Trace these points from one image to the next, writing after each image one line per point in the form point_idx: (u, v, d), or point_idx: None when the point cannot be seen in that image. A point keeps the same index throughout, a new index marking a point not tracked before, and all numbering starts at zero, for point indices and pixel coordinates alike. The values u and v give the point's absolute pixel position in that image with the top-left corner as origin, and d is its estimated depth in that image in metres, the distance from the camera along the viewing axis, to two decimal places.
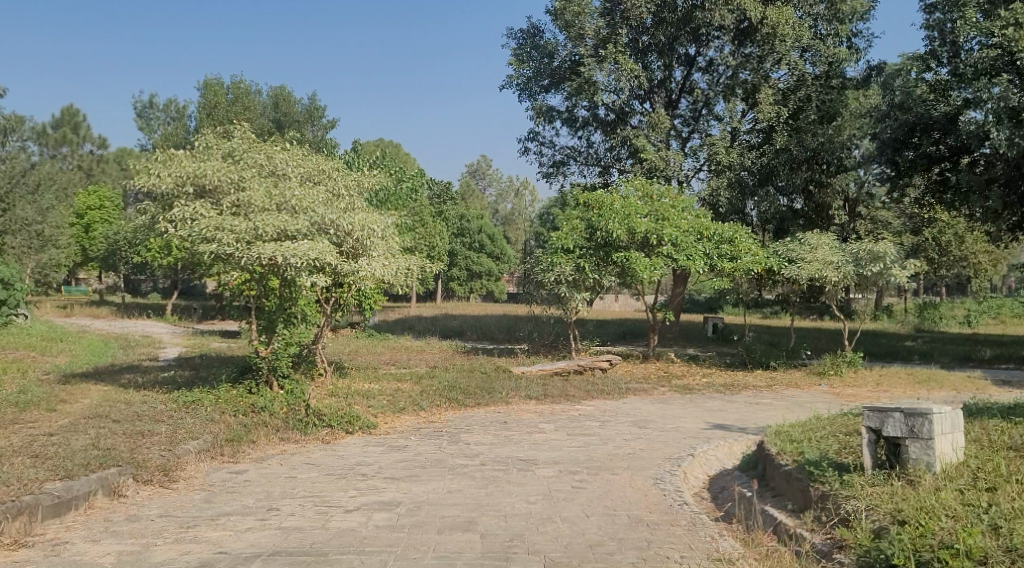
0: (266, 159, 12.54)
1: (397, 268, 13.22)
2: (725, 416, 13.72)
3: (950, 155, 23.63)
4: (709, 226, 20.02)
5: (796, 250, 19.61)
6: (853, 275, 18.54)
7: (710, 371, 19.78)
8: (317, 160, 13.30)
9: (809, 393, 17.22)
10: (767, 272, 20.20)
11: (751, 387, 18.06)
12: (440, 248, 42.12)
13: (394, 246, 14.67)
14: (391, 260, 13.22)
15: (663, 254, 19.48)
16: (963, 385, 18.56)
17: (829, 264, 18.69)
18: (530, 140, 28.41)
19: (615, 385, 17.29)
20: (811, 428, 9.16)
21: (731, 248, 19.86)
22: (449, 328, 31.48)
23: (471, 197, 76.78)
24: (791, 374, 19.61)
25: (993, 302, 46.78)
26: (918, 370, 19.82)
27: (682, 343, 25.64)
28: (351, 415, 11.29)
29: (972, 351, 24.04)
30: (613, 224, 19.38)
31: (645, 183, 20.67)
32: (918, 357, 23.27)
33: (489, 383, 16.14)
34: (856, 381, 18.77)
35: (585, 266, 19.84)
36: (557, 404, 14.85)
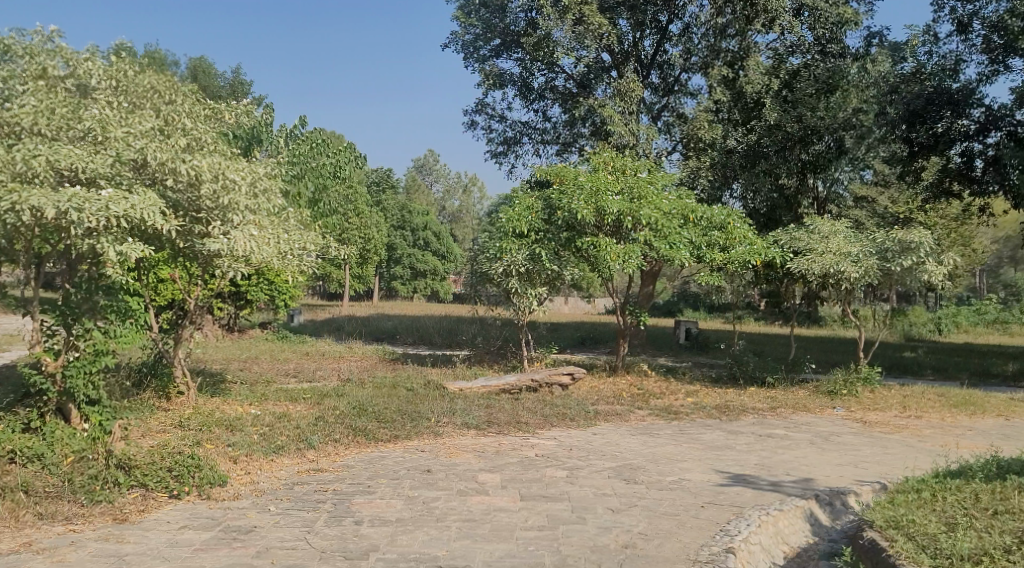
0: (65, 63, 9.61)
1: (270, 244, 10.67)
2: (740, 459, 9.97)
3: (975, 131, 20.49)
4: (696, 207, 16.06)
5: (803, 239, 15.94)
6: (877, 272, 15.02)
7: (695, 389, 16.01)
8: (146, 77, 10.24)
9: (827, 421, 13.60)
10: (764, 269, 16.58)
11: (750, 411, 14.32)
12: (378, 241, 37.95)
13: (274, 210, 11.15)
14: (265, 233, 10.73)
15: (640, 241, 15.54)
16: (1007, 412, 15.16)
17: (846, 257, 15.19)
18: (477, 113, 24.48)
19: (580, 408, 13.32)
20: (958, 532, 6.31)
21: (722, 235, 16.05)
22: (382, 330, 27.24)
23: (415, 192, 72.49)
24: (795, 394, 15.95)
25: (958, 310, 44.15)
26: (946, 390, 16.34)
27: (651, 351, 21.93)
28: (179, 469, 7.44)
29: (986, 372, 20.83)
30: (576, 201, 15.37)
31: (615, 157, 16.80)
32: (930, 374, 19.80)
33: (414, 406, 12.01)
34: (876, 404, 15.23)
35: (541, 254, 15.85)
36: (506, 437, 10.97)
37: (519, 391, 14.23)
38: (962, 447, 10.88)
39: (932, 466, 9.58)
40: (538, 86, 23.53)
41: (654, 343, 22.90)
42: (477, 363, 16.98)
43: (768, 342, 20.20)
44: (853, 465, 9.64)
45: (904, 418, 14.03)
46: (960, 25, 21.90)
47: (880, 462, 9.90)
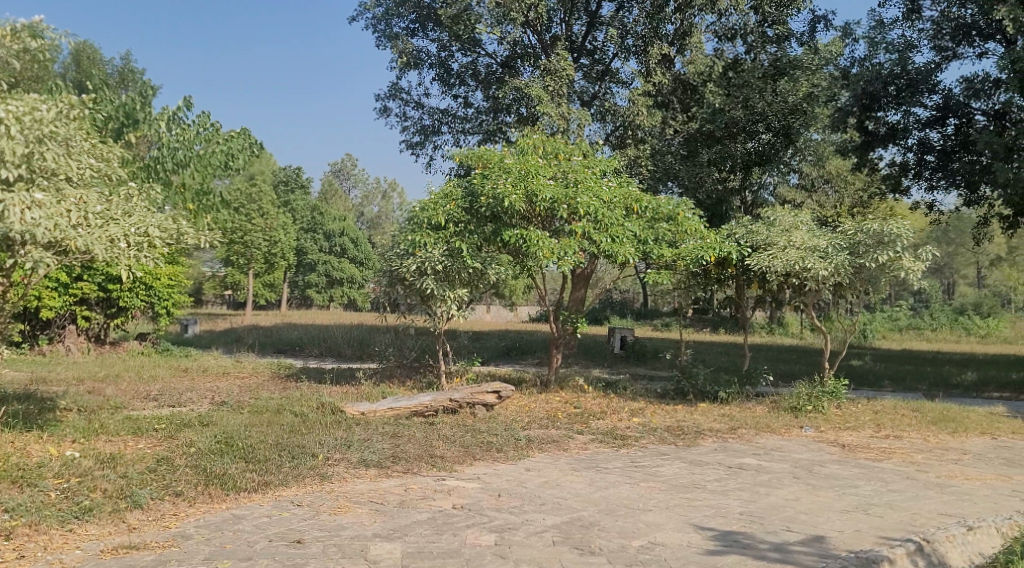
0: None
1: (77, 212, 8.55)
2: (719, 504, 7.77)
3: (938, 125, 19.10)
4: (640, 196, 13.86)
5: (760, 231, 13.88)
6: (847, 270, 13.16)
7: (642, 406, 13.86)
8: None
9: (800, 446, 11.59)
10: (715, 267, 14.51)
11: (710, 433, 12.17)
12: (287, 245, 34.80)
13: (93, 171, 9.13)
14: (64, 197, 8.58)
15: (579, 234, 13.25)
16: (992, 430, 13.47)
17: (812, 249, 13.30)
18: (390, 98, 21.90)
19: (509, 435, 10.88)
20: None
21: (670, 227, 13.86)
22: (286, 342, 24.28)
23: (333, 198, 69.31)
24: (755, 412, 13.91)
25: (890, 317, 43.41)
26: (920, 405, 14.59)
27: (585, 362, 19.74)
28: None
29: (946, 384, 19.27)
30: (502, 185, 13.00)
31: (547, 140, 14.48)
32: (890, 387, 18.11)
33: (298, 436, 9.40)
34: (849, 423, 13.33)
35: (460, 249, 13.42)
36: (417, 478, 8.53)
37: (434, 413, 11.72)
38: (980, 485, 8.96)
39: (961, 513, 7.59)
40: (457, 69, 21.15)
41: (588, 354, 20.62)
42: (388, 378, 14.40)
43: (717, 358, 18.24)
44: (862, 512, 7.58)
45: (885, 440, 12.27)
46: (911, 8, 20.23)
47: (892, 506, 7.88)
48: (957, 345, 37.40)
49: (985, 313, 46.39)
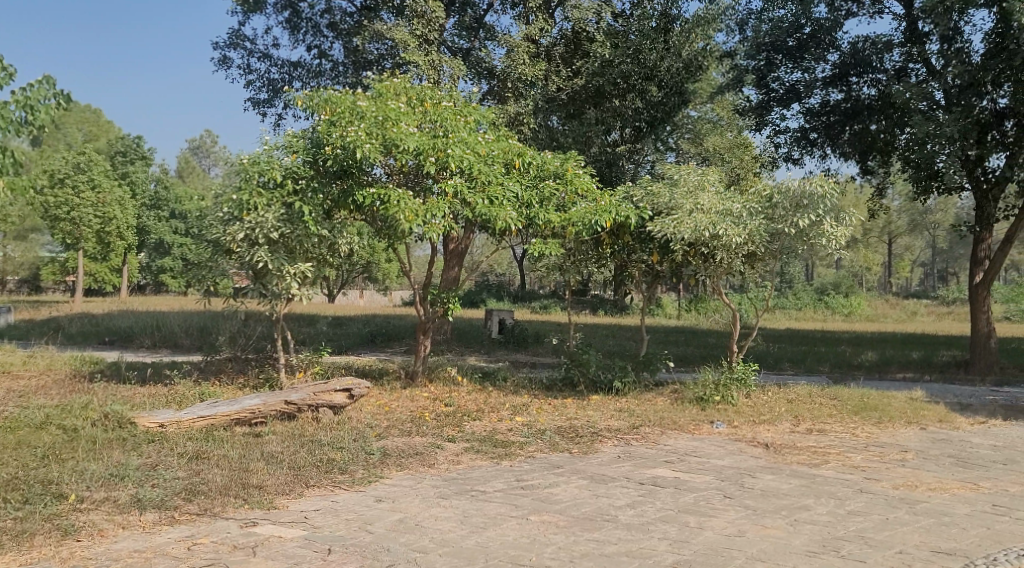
0: None
1: None
2: (644, 552, 5.62)
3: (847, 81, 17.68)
4: (523, 149, 11.67)
5: (663, 193, 11.85)
6: (762, 237, 11.53)
7: (526, 401, 11.67)
8: None
9: (717, 448, 9.64)
10: (610, 235, 12.54)
11: (610, 434, 10.06)
12: (124, 222, 30.93)
13: None
14: None
15: (450, 193, 10.67)
16: (918, 420, 11.95)
17: (727, 214, 11.51)
18: (229, 45, 18.46)
19: (359, 447, 8.37)
20: None
21: (558, 185, 11.56)
22: (112, 331, 20.78)
23: (188, 175, 64.53)
24: (657, 405, 11.89)
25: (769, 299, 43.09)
26: (836, 393, 13.00)
27: (460, 349, 17.42)
28: None
29: (846, 365, 17.92)
30: (355, 131, 10.22)
31: (400, 83, 11.61)
32: (792, 372, 16.65)
33: (48, 466, 6.65)
34: (764, 415, 11.58)
35: (302, 211, 10.39)
36: (216, 524, 5.97)
37: (263, 421, 9.09)
38: (954, 503, 7.18)
39: (962, 552, 5.71)
40: (310, 13, 18.30)
41: (461, 339, 18.22)
42: (214, 372, 11.60)
43: (607, 349, 16.36)
44: (835, 555, 5.59)
45: (810, 437, 10.49)
46: None
47: (865, 544, 5.96)
48: (826, 325, 37.22)
49: (845, 292, 46.96)
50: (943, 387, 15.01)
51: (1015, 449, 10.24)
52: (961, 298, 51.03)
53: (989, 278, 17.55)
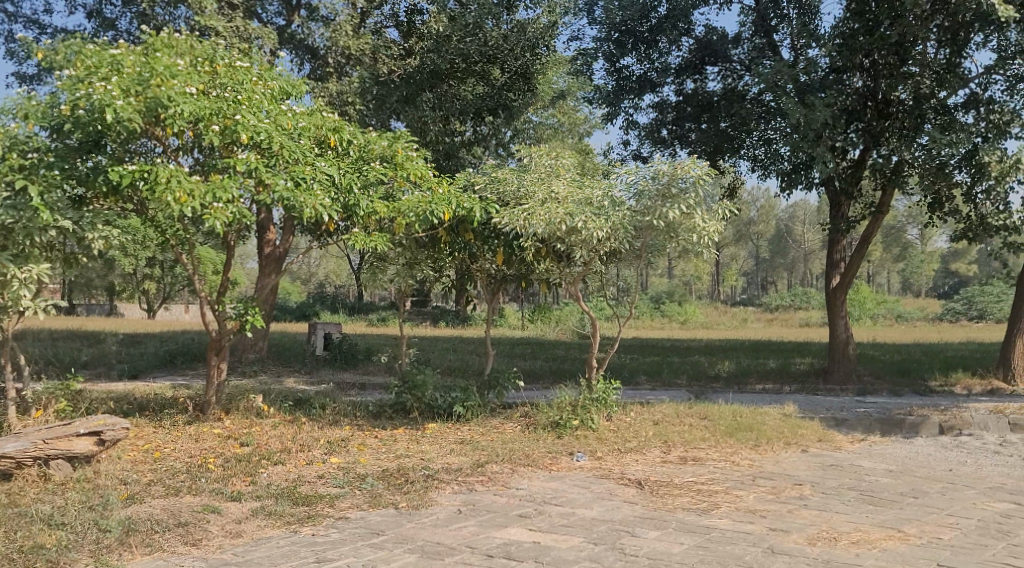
0: None
1: None
2: None
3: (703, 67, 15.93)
4: (341, 123, 9.32)
5: (515, 182, 9.99)
6: (626, 231, 9.80)
7: (348, 434, 9.46)
8: None
9: (582, 490, 7.82)
10: (449, 231, 10.52)
11: (451, 476, 8.02)
12: None
13: None
14: None
15: (241, 174, 8.21)
16: (796, 442, 10.63)
17: (589, 203, 9.70)
18: None
19: (93, 521, 5.90)
20: None
21: (385, 169, 9.33)
22: None
23: None
24: (506, 434, 9.96)
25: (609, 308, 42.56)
26: (705, 411, 11.53)
27: (277, 369, 14.94)
28: None
29: (703, 377, 16.58)
30: (105, 86, 7.58)
31: (181, 35, 9.05)
32: (650, 387, 15.19)
33: None
34: (630, 442, 9.91)
35: (31, 193, 7.69)
36: None
37: None
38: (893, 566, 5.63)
39: None
40: None
41: (279, 356, 15.67)
42: None
43: (447, 368, 14.37)
44: None
45: (685, 470, 8.88)
46: None
47: None
48: (664, 332, 36.72)
49: (678, 300, 47.02)
50: (809, 400, 13.92)
51: (914, 475, 9.02)
52: (785, 304, 52.38)
53: (847, 282, 16.50)
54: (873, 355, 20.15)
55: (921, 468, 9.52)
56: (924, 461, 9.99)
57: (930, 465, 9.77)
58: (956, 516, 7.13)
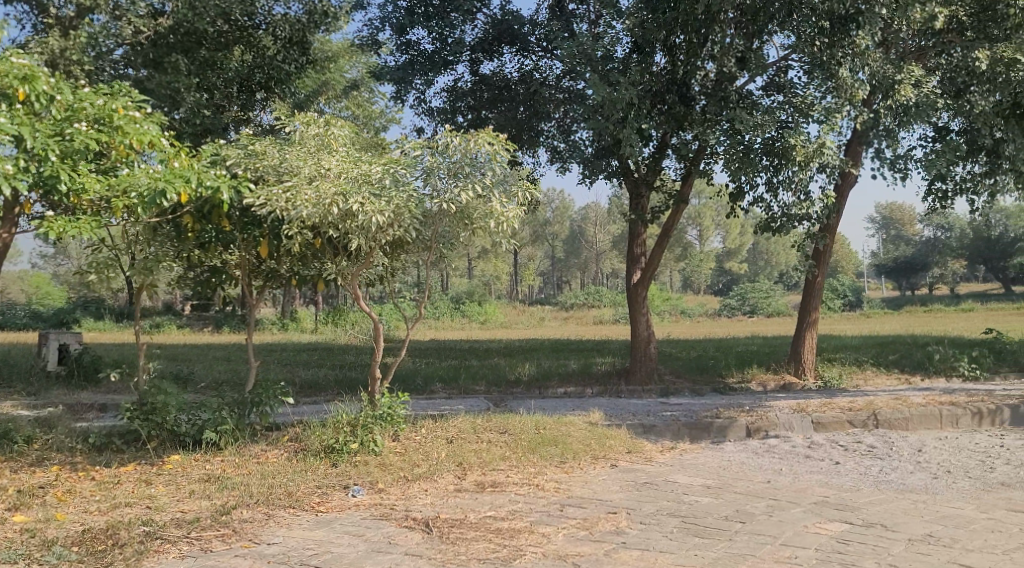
0: None
1: None
2: None
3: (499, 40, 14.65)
4: (38, 73, 7.21)
5: (275, 154, 8.20)
6: (411, 215, 8.30)
7: (55, 479, 7.36)
8: None
9: (357, 542, 6.25)
10: (193, 217, 8.47)
11: (181, 533, 6.19)
12: None
13: None
14: None
15: None
16: (604, 458, 9.53)
17: (365, 180, 8.05)
18: None
19: None
20: None
21: (101, 134, 7.32)
22: None
23: None
24: (268, 465, 8.19)
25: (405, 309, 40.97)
26: (505, 424, 10.21)
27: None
28: None
29: (503, 380, 15.33)
30: None
31: None
32: (444, 396, 13.76)
33: None
34: (418, 468, 8.41)
35: None
36: None
37: None
38: None
39: None
40: None
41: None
42: None
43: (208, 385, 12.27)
44: None
45: (482, 503, 7.51)
46: None
47: None
48: (462, 333, 35.60)
49: (477, 300, 46.22)
50: (613, 405, 12.98)
51: (734, 491, 8.10)
52: (579, 302, 52.89)
53: (648, 278, 15.78)
54: (671, 352, 19.76)
55: (738, 481, 8.65)
56: (740, 472, 9.15)
57: (747, 477, 8.93)
58: (793, 548, 6.18)
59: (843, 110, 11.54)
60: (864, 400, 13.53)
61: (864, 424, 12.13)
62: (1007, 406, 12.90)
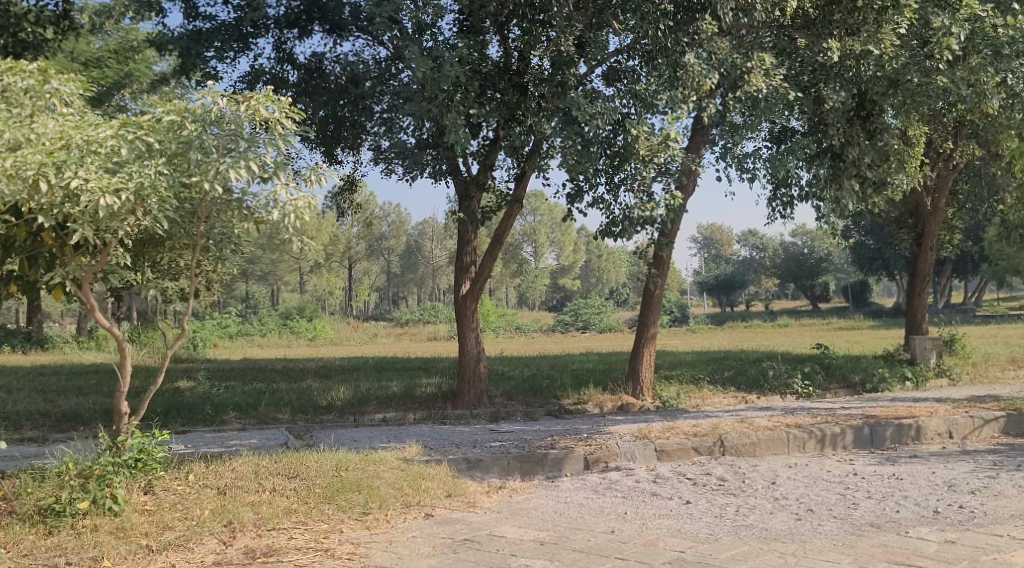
0: None
1: None
2: None
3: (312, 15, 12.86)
4: None
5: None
6: (161, 196, 6.48)
7: None
8: None
9: None
10: None
11: None
12: None
13: None
14: None
15: None
16: (417, 507, 7.83)
17: (89, 148, 6.29)
18: None
19: None
20: None
21: None
22: None
23: None
24: None
25: (225, 325, 37.83)
26: (299, 464, 8.31)
27: None
28: None
29: (311, 405, 13.30)
30: None
31: None
32: (239, 428, 11.65)
33: None
34: (165, 538, 6.45)
35: None
36: None
37: None
38: None
39: None
40: None
41: None
42: None
43: None
44: None
45: None
46: None
47: None
48: (285, 351, 32.98)
49: (308, 315, 43.58)
50: (437, 435, 11.29)
51: (573, 550, 6.61)
52: (415, 318, 51.06)
53: (479, 287, 14.17)
54: (504, 370, 18.29)
55: (578, 533, 7.18)
56: (579, 520, 7.68)
57: (586, 526, 7.48)
58: None
59: (690, 100, 10.30)
60: (708, 423, 12.45)
61: (710, 451, 10.97)
62: (853, 428, 12.11)
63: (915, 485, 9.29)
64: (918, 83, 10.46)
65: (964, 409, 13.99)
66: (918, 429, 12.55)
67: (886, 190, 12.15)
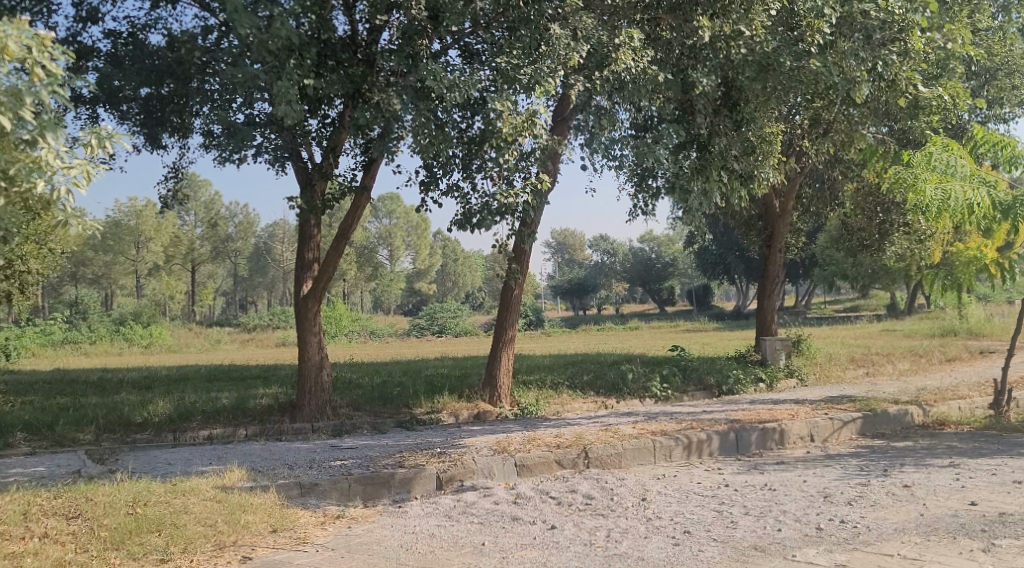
0: None
1: None
2: None
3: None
4: None
5: None
6: None
7: None
8: None
9: None
10: None
11: None
12: None
13: None
14: None
15: None
16: (234, 548, 6.53)
17: None
18: None
19: None
20: None
21: None
22: None
23: None
24: None
25: (48, 332, 34.39)
26: (87, 502, 6.82)
27: None
28: None
29: (121, 423, 11.59)
30: None
31: None
32: (28, 453, 9.85)
33: None
34: None
35: None
36: None
37: None
38: None
39: None
40: None
41: None
42: None
43: None
44: None
45: None
46: None
47: None
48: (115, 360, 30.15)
49: (145, 321, 40.43)
50: (268, 454, 9.88)
51: None
52: (263, 324, 48.48)
53: (321, 287, 12.71)
54: (350, 377, 16.88)
55: None
56: (428, 557, 6.58)
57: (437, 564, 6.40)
58: None
59: (557, 76, 9.42)
60: (570, 432, 11.56)
61: (574, 464, 10.05)
62: (719, 434, 11.50)
63: (789, 496, 8.68)
64: (790, 66, 10.44)
65: (822, 411, 13.70)
66: (782, 433, 12.08)
67: (753, 185, 11.60)
